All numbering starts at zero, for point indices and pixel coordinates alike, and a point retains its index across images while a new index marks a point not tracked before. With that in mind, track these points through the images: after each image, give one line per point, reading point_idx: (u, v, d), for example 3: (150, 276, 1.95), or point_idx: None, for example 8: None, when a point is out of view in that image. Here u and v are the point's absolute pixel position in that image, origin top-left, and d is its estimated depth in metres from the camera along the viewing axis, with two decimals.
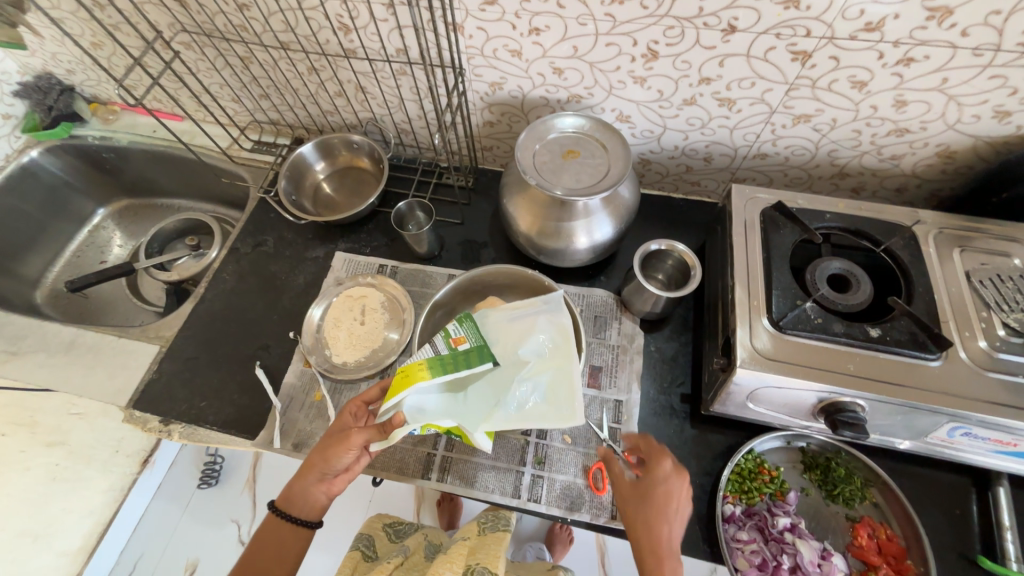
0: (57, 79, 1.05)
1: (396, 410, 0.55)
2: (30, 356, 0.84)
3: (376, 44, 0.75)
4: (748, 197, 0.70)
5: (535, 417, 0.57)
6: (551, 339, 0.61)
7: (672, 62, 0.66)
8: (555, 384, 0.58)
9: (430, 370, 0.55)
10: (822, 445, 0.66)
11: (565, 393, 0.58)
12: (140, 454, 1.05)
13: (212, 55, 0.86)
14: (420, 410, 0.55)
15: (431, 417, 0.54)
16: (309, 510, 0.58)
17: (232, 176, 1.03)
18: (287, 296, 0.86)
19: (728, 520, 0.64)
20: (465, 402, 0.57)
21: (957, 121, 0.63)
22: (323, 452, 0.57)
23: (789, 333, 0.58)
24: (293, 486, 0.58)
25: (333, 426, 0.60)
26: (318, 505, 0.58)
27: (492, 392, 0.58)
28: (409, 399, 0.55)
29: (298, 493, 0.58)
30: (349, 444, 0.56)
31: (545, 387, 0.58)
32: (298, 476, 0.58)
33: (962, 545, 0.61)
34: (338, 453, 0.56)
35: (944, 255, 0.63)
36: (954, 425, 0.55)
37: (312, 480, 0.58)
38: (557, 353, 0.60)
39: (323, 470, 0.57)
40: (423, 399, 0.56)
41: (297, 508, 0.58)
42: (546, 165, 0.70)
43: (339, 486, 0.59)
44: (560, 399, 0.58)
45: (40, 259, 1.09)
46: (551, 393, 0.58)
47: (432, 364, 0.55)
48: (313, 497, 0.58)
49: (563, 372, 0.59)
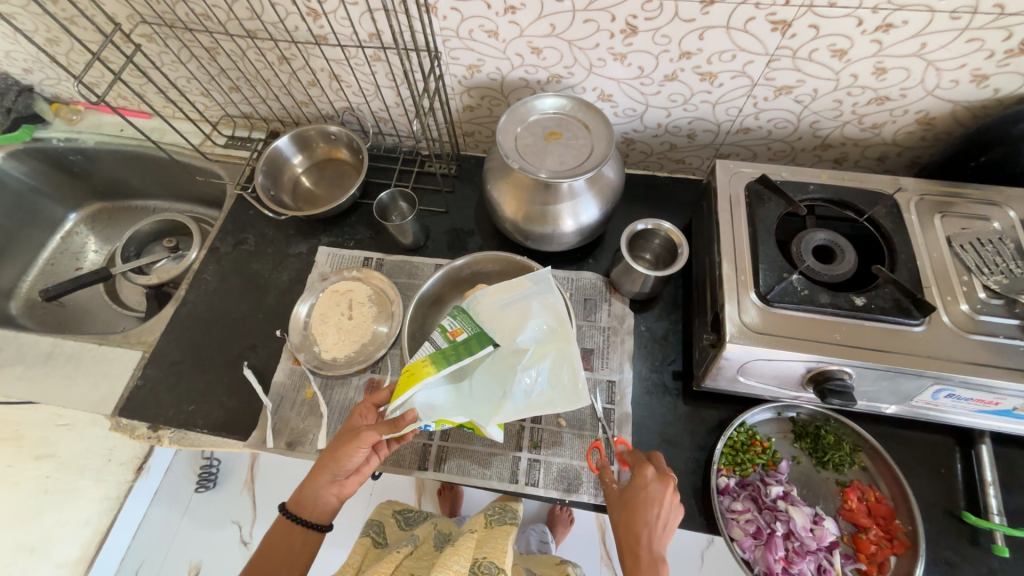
0: (13, 80, 1.00)
1: (406, 407, 0.54)
2: (7, 369, 0.81)
3: (347, 29, 0.73)
4: (733, 173, 0.70)
5: (543, 403, 0.57)
6: (549, 324, 0.61)
7: (651, 37, 0.64)
8: (558, 368, 0.59)
9: (434, 366, 0.55)
10: (812, 414, 0.67)
11: (568, 375, 0.58)
12: (133, 462, 1.02)
13: (176, 47, 0.83)
14: (431, 407, 0.55)
15: (442, 413, 0.54)
16: (320, 514, 0.58)
17: (207, 174, 1.00)
18: (271, 294, 0.84)
19: (723, 492, 0.65)
20: (472, 395, 0.57)
21: (936, 87, 0.64)
22: (333, 455, 0.57)
23: (776, 306, 0.58)
24: (303, 491, 0.58)
25: (342, 429, 0.59)
26: (329, 507, 0.58)
27: (497, 383, 0.58)
28: (417, 397, 0.54)
29: (308, 498, 0.57)
30: (357, 446, 0.55)
31: (548, 372, 0.58)
32: (308, 481, 0.58)
33: (948, 503, 0.63)
34: (347, 455, 0.56)
35: (926, 221, 0.64)
36: (938, 387, 0.56)
37: (322, 484, 0.57)
38: (557, 337, 0.60)
39: (333, 473, 0.57)
40: (431, 396, 0.55)
41: (308, 513, 0.58)
42: (529, 148, 0.68)
43: (350, 488, 0.59)
44: (564, 383, 0.58)
45: (11, 268, 1.05)
46: (554, 377, 0.58)
47: (435, 360, 0.55)
48: (323, 500, 0.58)
49: (564, 355, 0.59)
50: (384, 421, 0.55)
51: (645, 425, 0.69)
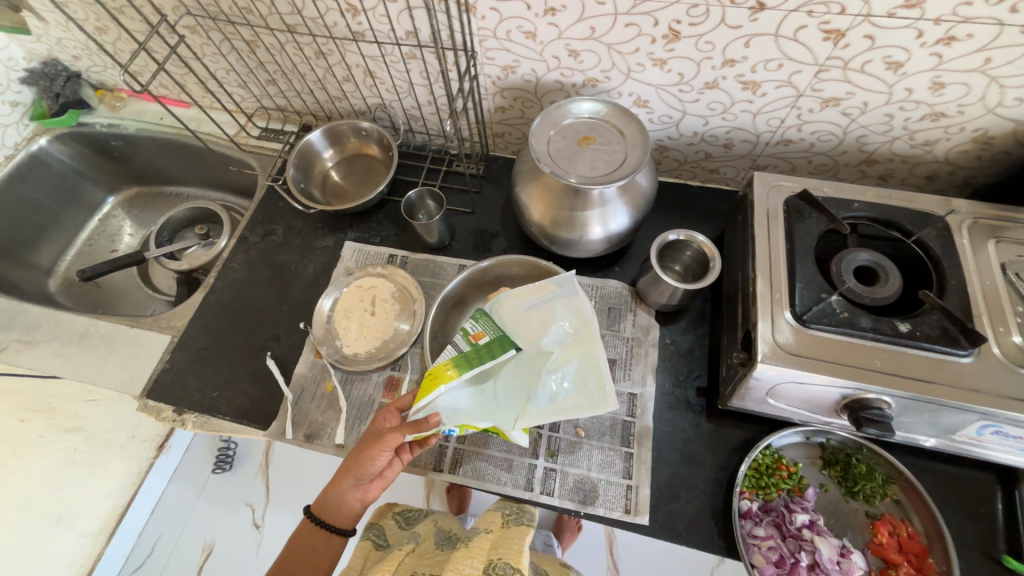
0: (63, 66, 1.03)
1: (429, 411, 0.54)
2: (44, 345, 0.84)
3: (385, 26, 0.73)
4: (771, 186, 0.67)
5: (568, 407, 0.56)
6: (574, 328, 0.59)
7: (694, 44, 0.63)
8: (583, 372, 0.57)
9: (456, 370, 0.55)
10: (842, 441, 0.64)
11: (594, 378, 0.57)
12: (155, 440, 1.07)
13: (218, 39, 0.84)
14: (454, 411, 0.55)
15: (465, 417, 0.54)
16: (345, 518, 0.59)
17: (240, 164, 1.02)
18: (297, 286, 0.85)
19: (745, 516, 0.63)
20: (496, 399, 0.57)
21: (998, 104, 0.60)
22: (356, 460, 0.57)
23: (812, 328, 0.56)
24: (328, 494, 0.59)
25: (365, 431, 0.59)
26: (354, 511, 0.59)
27: (521, 386, 0.58)
28: (440, 401, 0.55)
29: (332, 501, 0.59)
30: (379, 450, 0.55)
31: (573, 376, 0.57)
32: (332, 484, 0.59)
33: (986, 544, 0.59)
34: (369, 459, 0.56)
35: (978, 246, 0.61)
36: (984, 423, 0.53)
37: (346, 487, 0.58)
38: (581, 341, 0.59)
39: (356, 477, 0.58)
40: (454, 399, 0.56)
41: (333, 517, 0.59)
42: (561, 152, 0.67)
43: (374, 492, 0.60)
44: (591, 387, 0.57)
45: (52, 247, 1.09)
46: (580, 380, 0.57)
47: (457, 363, 0.55)
48: (348, 504, 0.59)
49: (590, 358, 0.58)
50: (405, 424, 0.54)
51: (666, 440, 0.68)
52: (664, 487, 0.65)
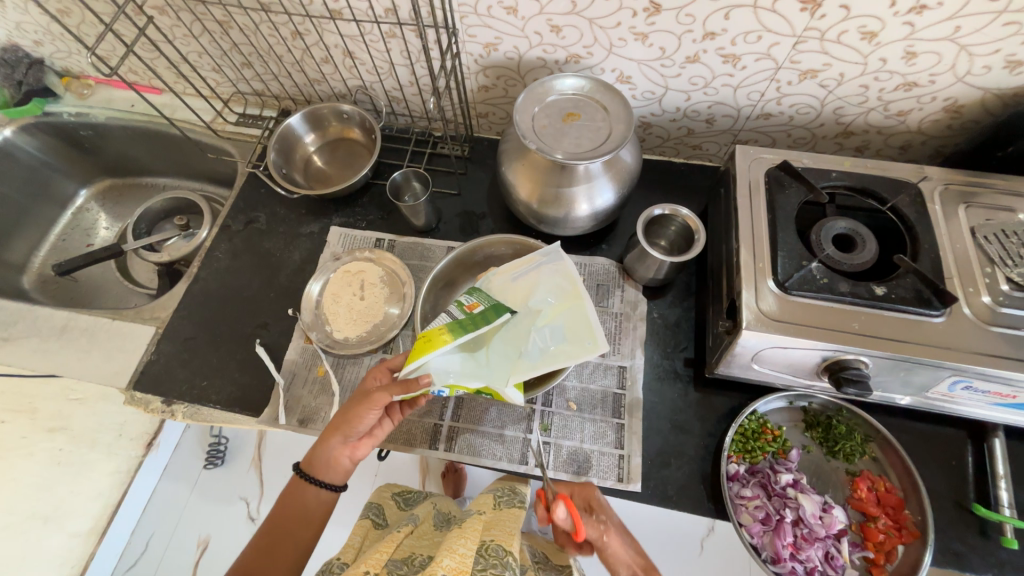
0: (25, 52, 0.99)
1: (421, 372, 0.54)
2: (22, 341, 0.82)
3: (363, 3, 0.71)
4: (753, 158, 0.68)
5: (560, 357, 0.56)
6: (562, 287, 0.61)
7: (675, 17, 0.63)
8: (573, 325, 0.58)
9: (450, 334, 0.54)
10: (823, 404, 0.67)
11: (584, 329, 0.58)
12: (144, 437, 1.04)
13: (189, 20, 0.81)
14: (447, 373, 0.55)
15: (457, 379, 0.55)
16: (334, 475, 0.60)
17: (218, 151, 0.99)
18: (283, 273, 0.84)
19: (732, 479, 0.65)
20: (488, 362, 0.57)
21: (967, 73, 0.62)
22: (345, 416, 0.57)
23: (794, 294, 0.58)
24: (316, 452, 0.59)
25: (354, 391, 0.59)
26: (342, 469, 0.60)
27: (512, 346, 0.58)
28: (432, 364, 0.55)
29: (321, 457, 0.59)
30: (368, 408, 0.55)
31: (563, 329, 0.58)
32: (320, 442, 0.59)
33: (958, 495, 0.63)
34: (358, 418, 0.56)
35: (949, 212, 0.63)
36: (956, 379, 0.55)
37: (335, 445, 0.58)
38: (569, 297, 0.60)
39: (344, 435, 0.58)
40: (447, 363, 0.56)
41: (322, 474, 0.60)
42: (546, 129, 0.67)
43: (362, 451, 0.61)
44: (581, 336, 0.58)
45: (25, 243, 1.05)
46: (570, 332, 0.58)
47: (451, 328, 0.55)
48: (336, 462, 0.59)
49: (579, 312, 0.59)
50: (395, 384, 0.54)
51: (655, 410, 0.69)
52: (655, 454, 0.67)
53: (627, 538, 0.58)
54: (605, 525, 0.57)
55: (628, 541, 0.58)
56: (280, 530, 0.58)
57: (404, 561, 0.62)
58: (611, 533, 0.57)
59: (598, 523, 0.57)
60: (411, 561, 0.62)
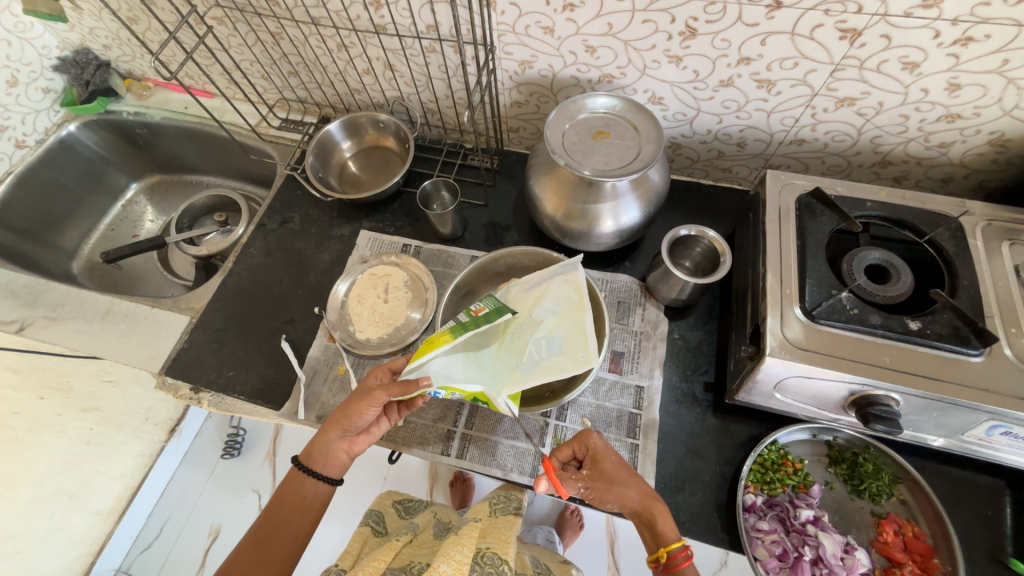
0: (94, 55, 1.07)
1: (421, 373, 0.54)
2: (68, 323, 0.87)
3: (407, 19, 0.74)
4: (783, 183, 0.68)
5: (552, 369, 0.56)
6: (567, 298, 0.61)
7: (710, 41, 0.63)
8: (570, 337, 0.58)
9: (452, 335, 0.55)
10: (850, 440, 0.64)
11: (580, 342, 0.57)
12: (168, 423, 1.13)
13: (244, 31, 0.87)
14: (446, 376, 0.55)
15: (455, 382, 0.55)
16: (330, 468, 0.60)
17: (260, 153, 1.04)
18: (313, 273, 0.87)
19: (749, 510, 0.63)
20: (486, 367, 0.58)
21: (1015, 107, 0.60)
22: (346, 410, 0.58)
23: (822, 323, 0.56)
24: (316, 443, 0.60)
25: (357, 387, 0.60)
26: (339, 462, 0.61)
27: (511, 353, 0.59)
28: (433, 365, 0.55)
29: (320, 450, 0.60)
30: (367, 404, 0.57)
31: (560, 342, 0.58)
32: (320, 434, 0.60)
33: (994, 548, 0.59)
34: (357, 412, 0.57)
35: (992, 248, 0.60)
36: (994, 423, 0.53)
37: (334, 438, 0.60)
38: (572, 309, 0.60)
39: (344, 428, 0.59)
40: (448, 366, 0.56)
41: (319, 466, 0.60)
42: (575, 145, 0.68)
43: (360, 446, 0.62)
44: (575, 349, 0.57)
45: (77, 230, 1.13)
46: (566, 345, 0.58)
47: (455, 330, 0.56)
48: (334, 455, 0.60)
49: (577, 324, 0.58)
50: (395, 384, 0.55)
51: (671, 433, 0.68)
52: (669, 478, 0.65)
53: (620, 478, 0.55)
54: (584, 478, 0.56)
55: (620, 480, 0.55)
56: (279, 521, 0.58)
57: (402, 568, 0.62)
58: (592, 485, 0.55)
59: (578, 477, 0.56)
60: (410, 568, 0.61)
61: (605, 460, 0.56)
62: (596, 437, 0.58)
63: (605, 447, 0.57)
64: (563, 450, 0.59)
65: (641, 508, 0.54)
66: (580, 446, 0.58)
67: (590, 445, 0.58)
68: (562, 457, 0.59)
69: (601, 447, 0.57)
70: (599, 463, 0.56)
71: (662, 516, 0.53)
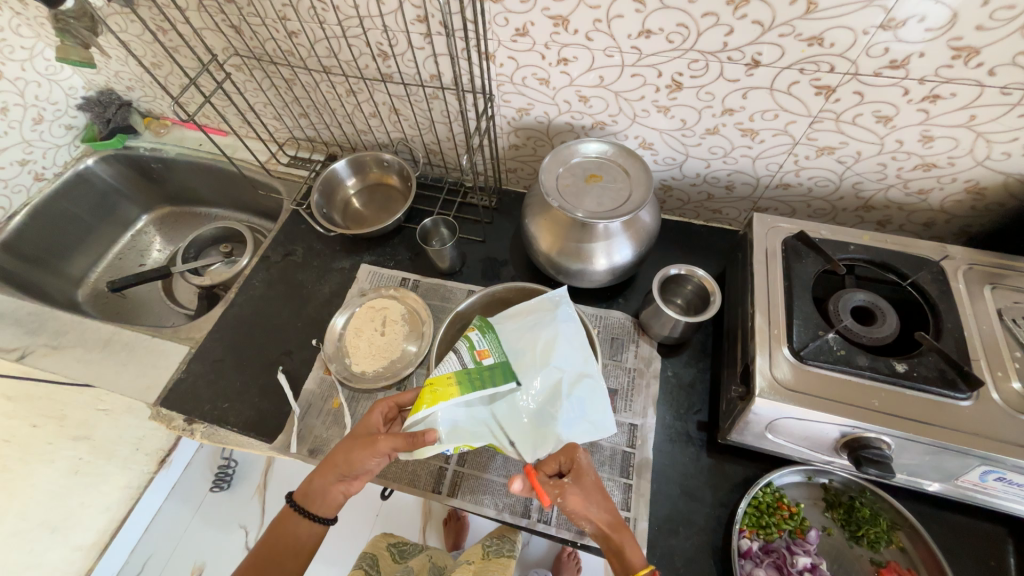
0: (117, 95, 1.12)
1: (428, 425, 0.56)
2: (68, 351, 0.88)
3: (412, 70, 0.79)
4: (770, 226, 0.70)
5: (583, 431, 0.59)
6: (579, 353, 0.62)
7: (695, 93, 0.67)
8: (593, 396, 0.61)
9: (460, 389, 0.57)
10: (845, 483, 0.64)
11: (601, 402, 0.61)
12: (158, 454, 1.08)
13: (260, 77, 0.92)
14: (455, 428, 0.57)
15: (465, 439, 0.56)
16: (325, 508, 0.59)
17: (268, 189, 1.09)
18: (312, 305, 0.89)
19: (744, 556, 0.61)
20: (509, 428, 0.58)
21: (986, 158, 0.63)
22: (348, 453, 0.58)
23: (810, 364, 0.57)
24: (313, 484, 0.59)
25: (360, 428, 0.60)
26: (333, 503, 0.60)
27: (533, 412, 0.59)
28: (442, 416, 0.56)
29: (316, 491, 0.58)
30: (371, 453, 0.56)
31: (585, 399, 0.60)
32: (318, 475, 0.59)
33: None
34: (360, 460, 0.57)
35: (974, 291, 0.62)
36: (987, 469, 0.52)
37: (332, 480, 0.59)
38: (586, 366, 0.62)
39: (344, 472, 0.58)
40: (456, 416, 0.57)
41: (314, 506, 0.59)
42: (569, 189, 0.71)
43: (356, 488, 0.61)
44: (599, 409, 0.60)
45: (85, 259, 1.15)
46: (591, 402, 0.60)
47: (462, 381, 0.57)
48: (329, 497, 0.59)
49: (595, 384, 0.61)
50: (399, 436, 0.55)
51: (665, 473, 0.68)
52: (663, 521, 0.64)
53: (597, 499, 0.54)
54: (565, 486, 0.53)
55: (597, 501, 0.54)
56: (269, 562, 0.57)
57: None
58: (571, 496, 0.53)
59: (559, 486, 0.53)
60: None
61: (586, 477, 0.55)
62: (583, 452, 0.56)
63: (589, 464, 0.56)
64: (548, 463, 0.56)
65: (612, 531, 0.54)
66: (566, 460, 0.56)
67: (576, 460, 0.55)
68: (547, 470, 0.55)
69: (587, 464, 0.55)
70: (581, 478, 0.54)
71: (630, 542, 0.54)
